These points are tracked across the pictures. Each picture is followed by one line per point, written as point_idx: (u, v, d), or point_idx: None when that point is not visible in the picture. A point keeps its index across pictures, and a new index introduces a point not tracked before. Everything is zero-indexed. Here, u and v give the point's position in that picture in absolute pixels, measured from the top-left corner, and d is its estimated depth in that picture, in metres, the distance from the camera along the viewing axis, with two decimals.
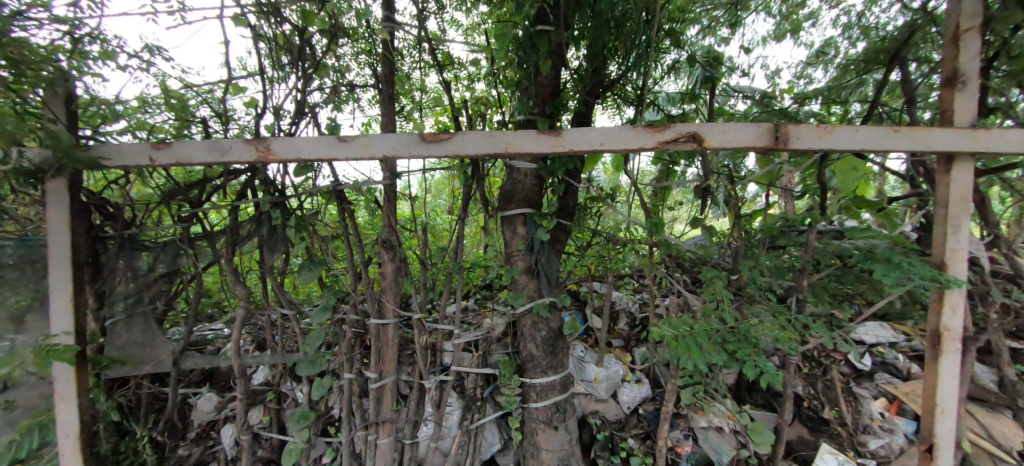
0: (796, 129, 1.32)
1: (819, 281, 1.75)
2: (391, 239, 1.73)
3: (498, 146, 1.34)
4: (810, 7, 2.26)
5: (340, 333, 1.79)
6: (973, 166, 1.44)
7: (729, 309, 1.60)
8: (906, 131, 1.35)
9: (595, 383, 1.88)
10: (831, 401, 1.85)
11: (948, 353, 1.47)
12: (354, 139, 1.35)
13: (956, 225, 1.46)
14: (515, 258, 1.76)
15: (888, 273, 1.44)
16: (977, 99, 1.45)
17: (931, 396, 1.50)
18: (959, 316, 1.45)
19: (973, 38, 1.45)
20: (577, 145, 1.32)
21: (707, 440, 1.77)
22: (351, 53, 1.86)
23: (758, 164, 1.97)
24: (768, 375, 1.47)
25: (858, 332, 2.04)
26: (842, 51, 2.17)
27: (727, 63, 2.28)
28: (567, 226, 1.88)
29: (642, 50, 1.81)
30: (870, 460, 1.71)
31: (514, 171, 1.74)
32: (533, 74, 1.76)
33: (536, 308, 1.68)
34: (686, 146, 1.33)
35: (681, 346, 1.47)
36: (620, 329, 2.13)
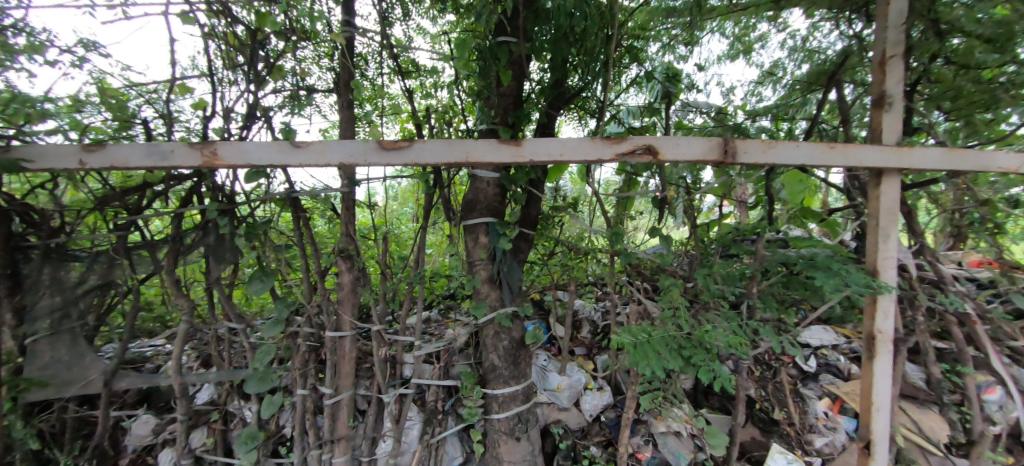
0: (743, 144, 1.39)
1: (768, 288, 1.84)
2: (349, 248, 1.68)
3: (457, 156, 1.32)
4: (759, 30, 2.43)
5: (294, 347, 1.71)
6: (900, 181, 1.56)
7: (685, 316, 1.65)
8: (842, 148, 1.45)
9: (557, 392, 1.88)
10: (780, 402, 1.94)
11: (881, 354, 1.58)
12: (308, 144, 1.30)
13: (886, 235, 1.58)
14: (477, 268, 1.74)
15: (829, 279, 1.53)
16: (902, 120, 1.58)
17: (868, 395, 1.60)
18: (890, 319, 1.57)
19: (897, 64, 1.59)
20: (537, 156, 1.33)
21: (665, 445, 1.81)
22: (311, 56, 1.81)
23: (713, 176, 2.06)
24: (721, 380, 1.53)
25: (804, 335, 2.14)
26: (788, 72, 2.34)
27: (686, 80, 2.40)
28: (529, 235, 1.89)
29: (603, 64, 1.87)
30: (816, 458, 1.80)
31: (477, 180, 1.74)
32: (495, 84, 1.77)
33: (498, 318, 1.68)
34: (642, 158, 1.36)
35: (639, 353, 1.50)
36: (583, 337, 2.15)
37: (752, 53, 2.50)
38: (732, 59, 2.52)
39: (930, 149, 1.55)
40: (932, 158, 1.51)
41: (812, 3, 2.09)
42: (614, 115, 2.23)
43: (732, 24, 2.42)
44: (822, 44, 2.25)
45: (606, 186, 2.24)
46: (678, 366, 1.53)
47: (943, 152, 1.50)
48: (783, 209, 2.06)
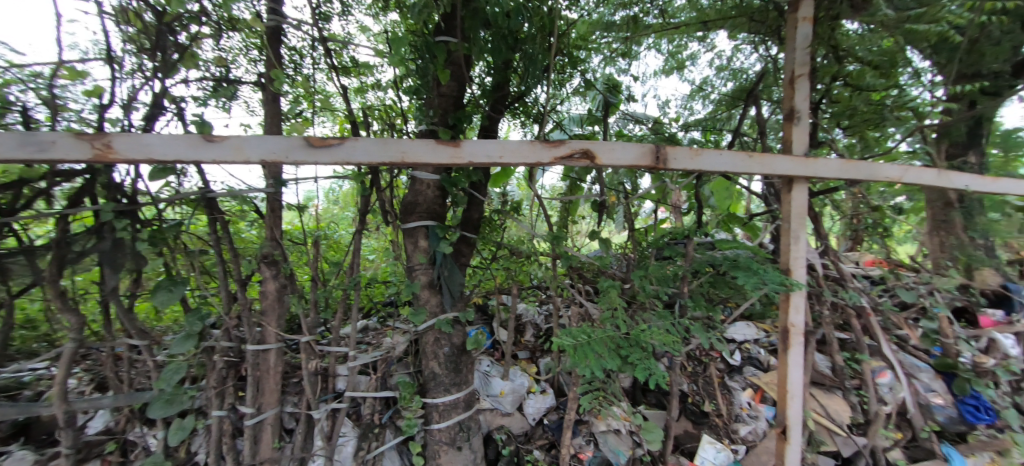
0: (673, 151, 1.45)
1: (697, 288, 1.95)
2: (275, 254, 1.55)
3: (392, 155, 1.25)
4: (691, 49, 2.63)
5: (210, 364, 1.55)
6: (808, 188, 1.72)
7: (623, 317, 1.71)
8: (759, 157, 1.57)
9: (500, 397, 1.85)
10: (709, 395, 2.06)
11: (794, 346, 1.73)
12: (224, 138, 1.17)
13: (797, 237, 1.73)
14: (416, 273, 1.68)
15: (749, 278, 1.66)
16: (809, 133, 1.74)
17: (783, 384, 1.74)
18: (800, 313, 1.72)
19: (804, 83, 1.75)
20: (476, 157, 1.30)
21: (606, 443, 1.85)
22: (238, 46, 1.68)
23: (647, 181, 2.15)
24: (656, 377, 1.59)
25: (730, 331, 2.29)
26: (716, 88, 2.55)
27: (625, 92, 2.51)
28: (471, 239, 1.88)
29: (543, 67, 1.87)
30: (740, 445, 1.93)
31: (416, 182, 1.69)
32: (433, 84, 1.72)
33: (438, 324, 1.62)
34: (579, 162, 1.38)
35: (580, 355, 1.52)
36: (527, 340, 2.16)
37: (685, 69, 2.68)
38: (667, 74, 2.68)
39: (832, 160, 1.72)
40: (832, 168, 1.68)
41: (735, 27, 2.29)
42: (558, 123, 2.29)
43: (666, 42, 2.58)
44: (745, 65, 2.47)
45: (551, 192, 2.33)
46: (616, 365, 1.56)
47: (842, 163, 1.68)
48: (713, 215, 2.29)
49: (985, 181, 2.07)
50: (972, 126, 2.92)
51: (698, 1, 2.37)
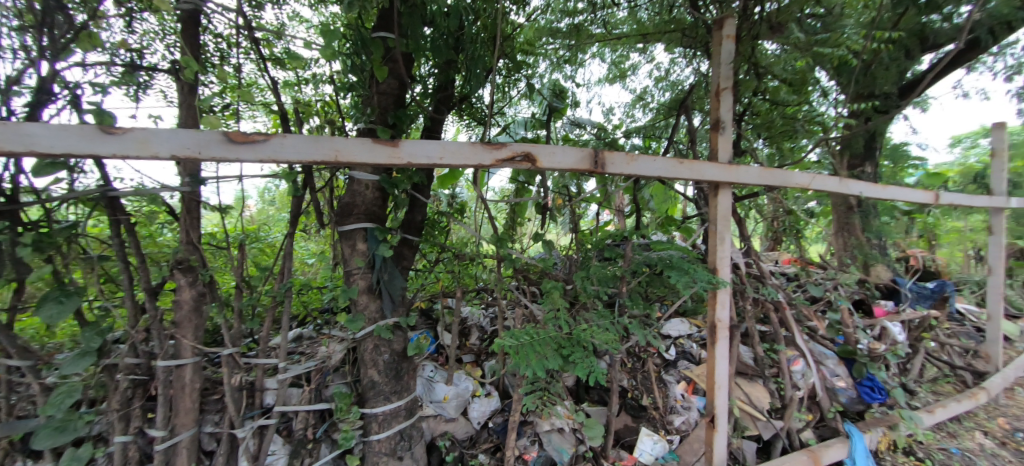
0: (610, 156, 1.50)
1: (636, 287, 2.04)
2: (191, 259, 1.41)
3: (324, 154, 1.18)
4: (632, 60, 2.80)
5: (112, 384, 1.38)
6: (732, 193, 1.85)
7: (565, 317, 1.75)
8: (688, 163, 1.67)
9: (444, 402, 1.80)
10: (647, 389, 2.16)
11: (720, 340, 1.86)
12: (126, 130, 1.04)
13: (722, 238, 1.85)
14: (354, 277, 1.60)
15: (681, 277, 1.77)
16: (732, 142, 1.87)
17: (711, 376, 1.86)
18: (726, 309, 1.85)
19: (728, 95, 1.86)
20: (415, 158, 1.27)
21: (550, 442, 1.87)
22: (155, 31, 1.55)
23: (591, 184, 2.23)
24: (595, 374, 1.63)
25: (666, 328, 2.42)
26: (655, 98, 2.76)
27: (572, 98, 2.59)
28: (413, 241, 1.82)
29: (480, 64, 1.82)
30: (675, 435, 2.04)
31: (354, 183, 1.61)
32: (372, 80, 1.64)
33: (377, 331, 1.56)
34: (520, 165, 1.39)
35: (523, 356, 1.53)
36: (472, 344, 2.14)
37: (626, 79, 2.85)
38: (610, 82, 2.82)
39: (752, 167, 1.87)
40: (752, 175, 1.83)
41: (670, 41, 2.44)
42: (505, 126, 2.31)
43: (609, 52, 2.75)
44: (680, 77, 2.68)
45: (501, 195, 2.44)
46: (559, 365, 1.59)
47: (759, 170, 1.83)
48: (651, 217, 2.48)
49: (877, 188, 2.34)
50: (867, 140, 3.33)
51: (638, 15, 2.52)
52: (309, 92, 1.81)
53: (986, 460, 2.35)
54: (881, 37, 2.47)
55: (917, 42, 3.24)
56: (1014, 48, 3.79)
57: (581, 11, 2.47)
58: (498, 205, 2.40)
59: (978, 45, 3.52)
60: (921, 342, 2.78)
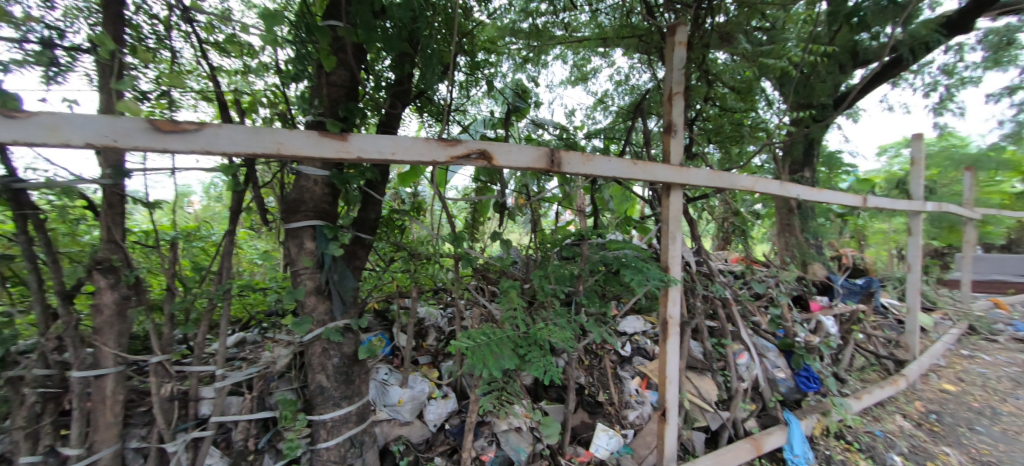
0: (566, 155, 1.51)
1: (592, 285, 2.07)
2: (113, 259, 1.28)
3: (266, 146, 1.11)
4: (593, 63, 2.86)
5: (17, 399, 1.23)
6: (683, 194, 1.91)
7: (523, 316, 1.75)
8: (642, 165, 1.70)
9: (398, 406, 1.75)
10: (603, 385, 2.20)
11: (671, 336, 1.92)
12: (31, 114, 0.92)
13: (673, 238, 1.91)
14: (301, 277, 1.52)
15: (635, 275, 1.81)
16: (684, 145, 1.92)
17: (663, 371, 1.92)
18: (676, 306, 1.92)
19: (679, 100, 1.91)
20: (366, 153, 1.22)
21: (507, 441, 1.86)
22: (77, 7, 1.40)
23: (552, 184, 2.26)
24: (550, 373, 1.64)
25: (622, 325, 2.48)
26: (614, 102, 2.85)
27: (534, 99, 2.61)
28: (367, 240, 1.76)
29: (434, 56, 1.76)
30: (629, 429, 2.09)
31: (302, 179, 1.53)
32: (321, 71, 1.57)
33: (326, 333, 1.48)
34: (476, 162, 1.37)
35: (479, 356, 1.51)
36: (429, 345, 2.12)
37: (588, 82, 2.90)
38: (572, 85, 2.87)
39: (701, 169, 1.94)
40: (701, 177, 1.90)
41: (629, 46, 2.54)
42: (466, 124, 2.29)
43: (572, 54, 2.80)
44: (639, 82, 2.78)
45: (462, 193, 2.44)
46: (515, 364, 1.59)
47: (708, 173, 1.90)
48: (611, 217, 2.55)
49: (814, 192, 2.50)
50: (806, 147, 3.58)
51: (599, 19, 2.62)
52: (256, 82, 1.71)
53: (904, 440, 2.58)
54: (818, 51, 2.65)
55: (849, 57, 3.51)
56: (930, 67, 4.18)
57: (543, 13, 2.50)
58: (458, 204, 2.39)
59: (900, 63, 3.84)
60: (851, 335, 3.02)
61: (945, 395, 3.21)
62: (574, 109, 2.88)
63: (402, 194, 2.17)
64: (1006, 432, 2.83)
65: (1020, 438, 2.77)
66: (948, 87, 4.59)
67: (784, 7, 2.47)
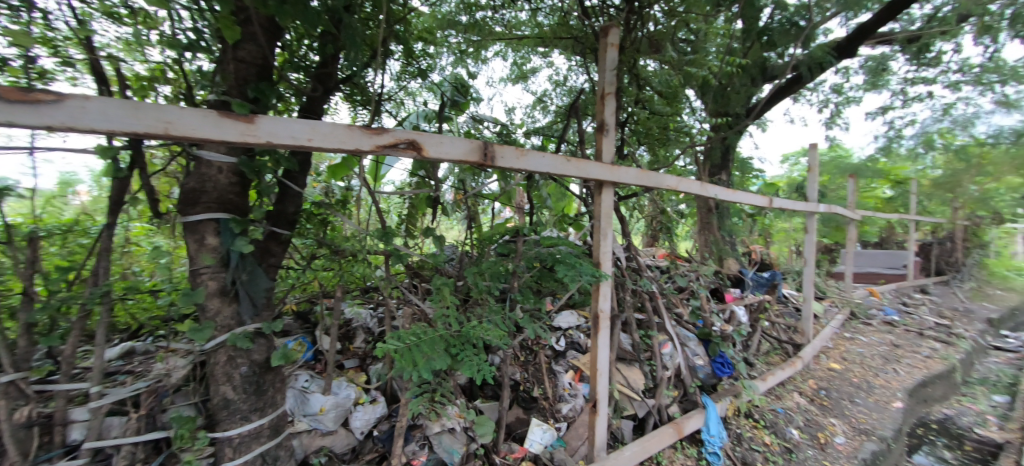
0: (499, 149, 1.49)
1: (527, 282, 2.08)
2: None
3: (152, 125, 0.95)
4: (533, 63, 2.87)
5: None
6: (614, 192, 1.96)
7: (455, 314, 1.70)
8: (575, 162, 1.72)
9: (320, 415, 1.61)
10: (538, 381, 2.22)
11: (602, 329, 1.98)
12: None
13: (604, 234, 1.96)
14: (202, 278, 1.34)
15: (568, 271, 1.84)
16: (615, 144, 1.97)
17: (594, 364, 1.97)
18: (606, 300, 1.98)
19: (611, 100, 1.95)
20: (277, 138, 1.09)
21: (440, 444, 1.78)
22: None
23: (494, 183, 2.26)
24: (482, 372, 1.61)
25: (556, 320, 2.51)
26: (553, 102, 2.89)
27: (473, 95, 2.57)
28: (283, 235, 1.61)
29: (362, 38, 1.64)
30: (562, 422, 2.12)
31: (201, 165, 1.33)
32: (227, 45, 1.39)
33: (232, 340, 1.33)
34: (405, 153, 1.29)
35: (408, 358, 1.44)
36: (356, 347, 2.00)
37: (528, 80, 2.91)
38: (512, 83, 2.85)
39: (631, 168, 2.01)
40: (631, 176, 1.97)
41: (567, 47, 2.58)
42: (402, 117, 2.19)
43: (512, 52, 2.79)
44: (577, 84, 2.84)
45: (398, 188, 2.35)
46: (446, 363, 1.54)
47: (637, 172, 1.97)
48: (550, 215, 2.59)
49: (729, 193, 2.70)
50: (724, 152, 3.89)
51: (538, 19, 2.63)
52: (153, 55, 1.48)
53: (800, 415, 2.91)
54: (733, 63, 2.87)
55: (760, 72, 3.86)
56: (823, 86, 4.72)
57: (482, 7, 2.46)
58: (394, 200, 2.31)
59: (800, 81, 4.28)
60: (758, 323, 3.33)
61: (833, 372, 3.66)
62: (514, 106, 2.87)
63: (334, 188, 2.01)
64: (878, 402, 3.30)
65: (888, 407, 3.24)
66: (838, 104, 5.24)
67: (706, 20, 2.64)
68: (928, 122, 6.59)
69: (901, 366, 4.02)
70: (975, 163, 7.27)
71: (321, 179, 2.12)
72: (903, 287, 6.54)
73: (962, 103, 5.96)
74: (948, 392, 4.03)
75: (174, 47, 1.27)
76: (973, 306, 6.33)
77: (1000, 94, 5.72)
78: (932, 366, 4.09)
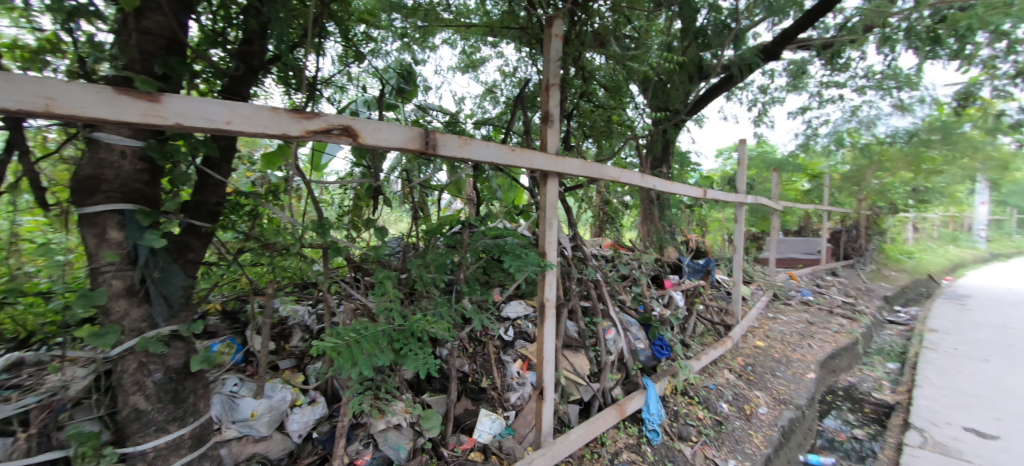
0: (441, 137, 1.45)
1: (474, 274, 2.07)
2: None
3: (29, 102, 0.81)
4: (482, 53, 2.85)
5: None
6: (558, 182, 1.98)
7: (398, 308, 1.64)
8: (519, 152, 1.72)
9: (252, 420, 1.49)
10: (486, 371, 2.23)
11: (548, 318, 2.01)
12: None
13: (549, 225, 1.98)
14: (104, 277, 1.19)
15: (513, 261, 1.85)
16: (559, 135, 1.99)
17: (541, 352, 2.00)
18: (552, 289, 2.01)
19: (555, 91, 1.95)
20: (188, 119, 0.98)
21: (385, 441, 1.72)
22: None
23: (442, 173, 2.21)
24: (427, 365, 1.58)
25: (505, 310, 2.49)
26: (503, 92, 2.89)
27: (420, 83, 2.50)
28: (203, 228, 1.47)
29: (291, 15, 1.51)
30: (510, 411, 2.14)
31: (98, 148, 1.18)
32: (128, 14, 1.23)
33: (143, 345, 1.20)
34: (339, 139, 1.22)
35: (347, 355, 1.37)
36: (292, 347, 1.90)
37: (476, 70, 2.88)
38: (461, 71, 2.80)
39: (574, 159, 2.04)
40: (574, 167, 2.00)
41: (514, 37, 2.57)
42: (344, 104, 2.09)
43: (460, 40, 2.74)
44: (526, 76, 2.84)
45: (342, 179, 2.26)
46: (389, 359, 1.49)
47: (581, 163, 2.01)
48: (500, 206, 2.59)
49: (668, 184, 2.82)
50: (664, 146, 4.08)
51: (486, 7, 2.59)
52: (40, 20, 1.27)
53: (730, 390, 3.14)
54: (672, 60, 2.98)
55: (697, 70, 4.06)
56: (752, 86, 5.07)
57: None
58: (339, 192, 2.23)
59: (731, 80, 4.56)
60: (694, 306, 3.56)
61: (758, 349, 4.01)
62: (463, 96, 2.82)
63: (268, 177, 1.88)
64: (795, 374, 3.66)
65: (803, 378, 3.60)
66: (765, 103, 5.65)
67: (647, 18, 2.72)
68: (840, 122, 7.31)
69: (815, 341, 4.48)
70: (876, 159, 8.19)
71: (255, 168, 1.96)
72: (817, 270, 7.27)
73: (866, 106, 6.67)
74: (852, 362, 4.54)
75: (57, 13, 1.09)
76: (873, 286, 7.17)
77: (896, 98, 6.46)
78: (840, 340, 4.60)
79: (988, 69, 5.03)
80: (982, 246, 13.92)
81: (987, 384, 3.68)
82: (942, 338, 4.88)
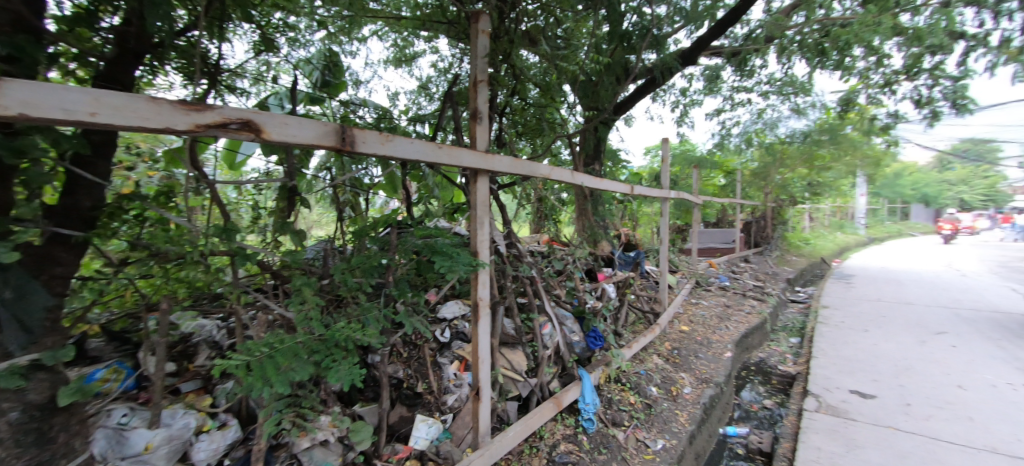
0: (360, 134, 1.36)
1: (405, 276, 2.00)
2: None
3: None
4: (415, 47, 2.78)
5: None
6: (489, 180, 1.96)
7: (318, 317, 1.53)
8: (445, 149, 1.67)
9: (149, 452, 1.29)
10: (422, 375, 2.17)
11: (482, 317, 1.99)
12: None
13: (480, 223, 1.95)
14: None
15: (444, 262, 1.80)
16: (488, 132, 1.96)
17: (475, 352, 1.97)
18: (485, 288, 1.99)
19: (483, 87, 1.92)
20: (37, 109, 0.82)
21: (311, 460, 1.59)
22: None
23: (375, 170, 2.10)
24: (352, 375, 1.48)
25: (440, 311, 2.45)
26: (438, 89, 2.83)
27: (347, 77, 2.38)
28: (74, 238, 1.26)
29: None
30: (448, 414, 2.10)
31: None
32: None
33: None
34: (238, 134, 1.10)
35: (258, 371, 1.25)
36: (198, 367, 1.71)
37: (410, 65, 2.80)
38: (393, 65, 2.73)
39: (504, 157, 2.03)
40: (504, 164, 1.98)
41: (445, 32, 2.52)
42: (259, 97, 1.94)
43: (391, 32, 2.64)
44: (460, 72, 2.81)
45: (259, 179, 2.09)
46: (309, 372, 1.38)
47: (510, 160, 1.99)
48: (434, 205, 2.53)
49: (598, 181, 2.91)
50: (596, 144, 4.22)
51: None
52: None
53: (658, 373, 3.35)
54: (599, 60, 3.08)
55: (625, 72, 4.24)
56: (673, 88, 5.41)
57: None
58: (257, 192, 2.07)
59: (655, 82, 4.83)
60: (625, 297, 3.73)
61: (683, 333, 4.31)
62: (396, 91, 2.72)
63: (171, 177, 1.69)
64: (715, 354, 3.98)
65: (721, 357, 3.94)
66: (685, 105, 6.06)
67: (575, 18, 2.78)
68: (749, 123, 8.06)
69: (732, 322, 4.91)
70: (779, 157, 9.15)
71: (157, 166, 1.74)
72: (732, 258, 7.98)
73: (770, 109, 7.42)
74: (762, 339, 5.05)
75: None
76: (778, 270, 8.03)
77: (793, 103, 7.26)
78: (751, 320, 5.09)
79: (863, 79, 5.79)
80: (860, 232, 16.17)
81: (866, 351, 4.26)
82: (832, 314, 5.58)
